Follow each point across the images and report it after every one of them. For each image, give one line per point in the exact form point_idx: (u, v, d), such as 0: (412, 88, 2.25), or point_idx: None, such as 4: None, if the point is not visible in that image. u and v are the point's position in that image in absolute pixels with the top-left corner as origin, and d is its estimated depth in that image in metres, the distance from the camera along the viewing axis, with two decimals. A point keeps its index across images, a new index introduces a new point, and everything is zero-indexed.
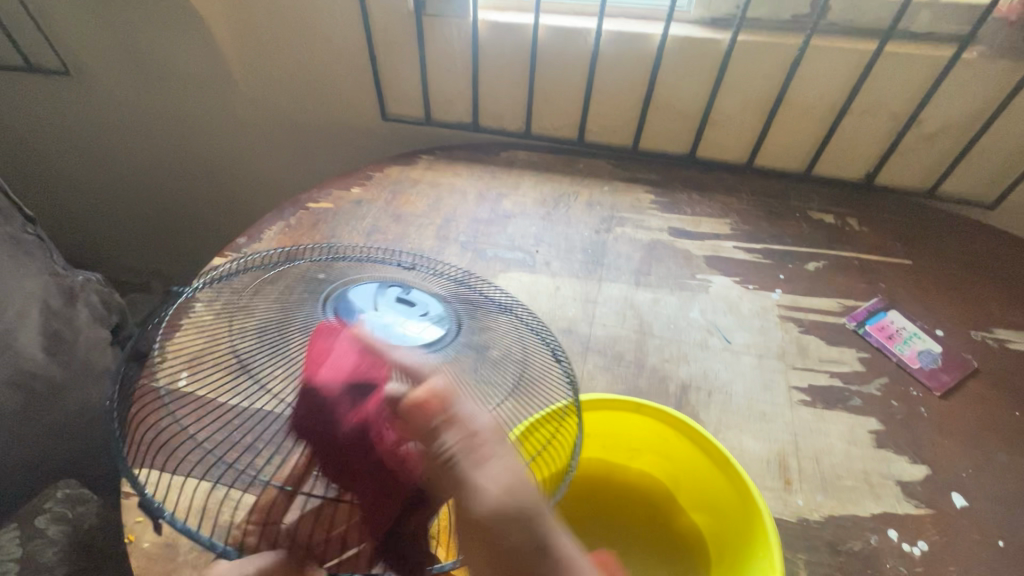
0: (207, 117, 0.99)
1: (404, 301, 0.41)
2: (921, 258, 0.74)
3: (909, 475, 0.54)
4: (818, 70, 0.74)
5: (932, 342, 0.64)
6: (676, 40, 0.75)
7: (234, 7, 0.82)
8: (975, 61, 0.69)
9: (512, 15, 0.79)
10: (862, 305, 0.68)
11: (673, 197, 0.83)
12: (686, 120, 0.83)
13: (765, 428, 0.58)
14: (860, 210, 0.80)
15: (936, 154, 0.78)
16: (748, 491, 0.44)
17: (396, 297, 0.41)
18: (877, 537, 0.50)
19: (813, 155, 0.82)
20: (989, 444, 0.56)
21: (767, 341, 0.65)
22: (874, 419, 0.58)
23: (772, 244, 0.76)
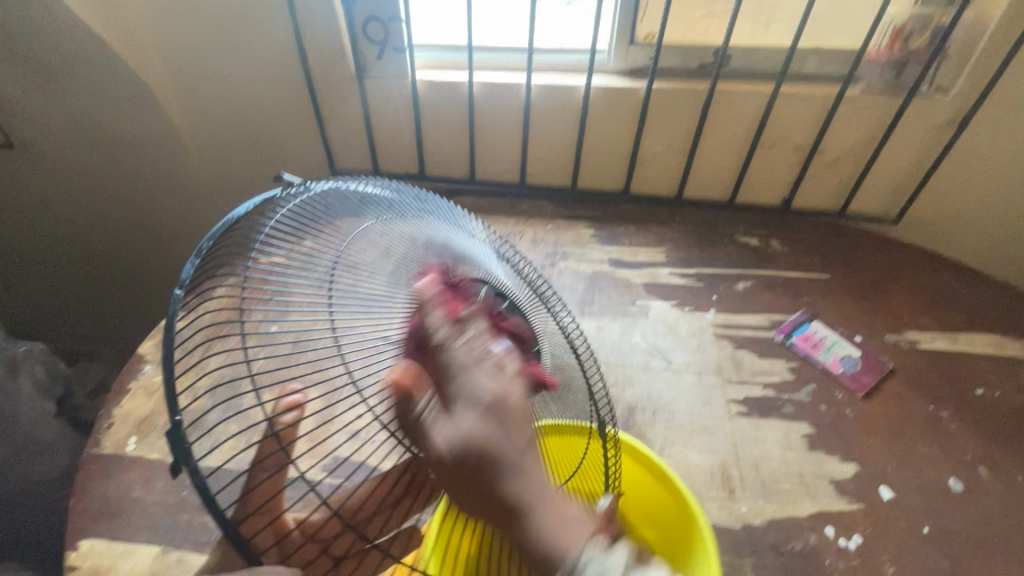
0: (156, 181, 1.00)
1: (504, 316, 0.46)
2: (837, 272, 0.81)
3: (841, 474, 0.58)
4: (728, 110, 0.82)
5: (852, 348, 0.70)
6: (599, 89, 0.83)
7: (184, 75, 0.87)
8: (857, 97, 0.78)
9: (448, 74, 0.85)
10: (788, 319, 0.74)
11: (612, 230, 0.88)
12: (618, 160, 0.90)
13: (707, 441, 0.61)
14: (781, 232, 0.87)
15: (840, 178, 0.86)
16: (686, 502, 0.48)
17: (496, 307, 0.45)
18: (815, 535, 0.53)
19: (734, 185, 0.90)
20: (908, 438, 0.61)
21: (704, 358, 0.69)
22: (805, 424, 0.62)
23: (704, 268, 0.81)
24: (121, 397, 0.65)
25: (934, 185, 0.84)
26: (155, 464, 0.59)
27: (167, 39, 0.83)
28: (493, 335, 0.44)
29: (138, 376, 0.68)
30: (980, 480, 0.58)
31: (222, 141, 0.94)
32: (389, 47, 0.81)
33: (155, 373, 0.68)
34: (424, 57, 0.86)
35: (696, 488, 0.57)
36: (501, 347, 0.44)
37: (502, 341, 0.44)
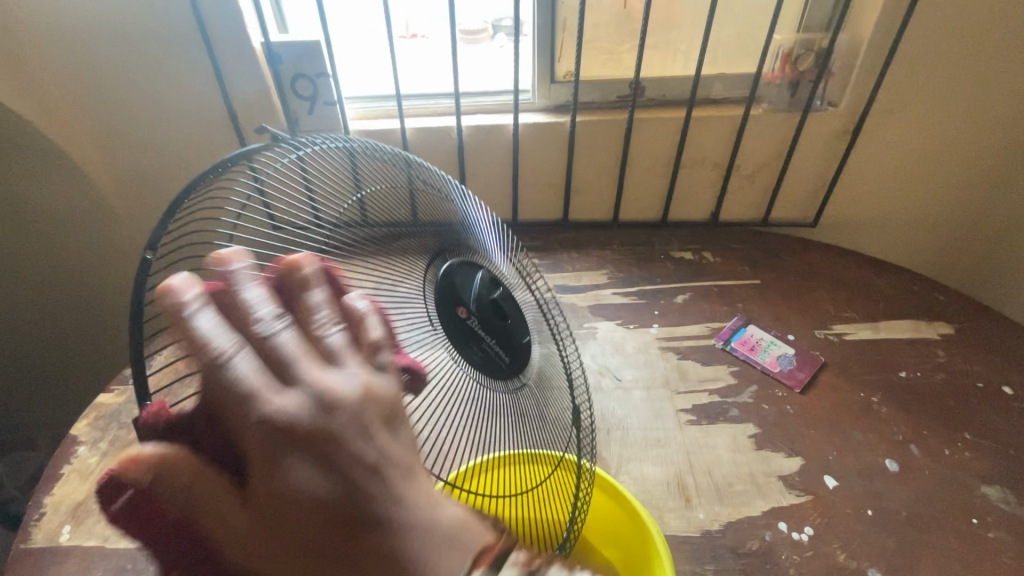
0: (87, 253, 0.97)
1: (500, 307, 0.48)
2: (767, 275, 0.86)
3: (788, 469, 0.60)
4: (648, 136, 0.87)
5: (786, 346, 0.74)
6: (527, 126, 0.87)
7: (109, 144, 0.86)
8: (761, 115, 0.85)
9: (381, 122, 0.87)
10: (725, 325, 0.78)
11: (554, 258, 0.91)
12: (553, 190, 0.94)
13: (661, 453, 0.62)
14: (713, 243, 0.92)
15: (759, 189, 0.93)
16: (636, 511, 0.50)
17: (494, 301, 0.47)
18: (770, 532, 0.55)
19: (664, 204, 0.95)
20: (845, 426, 0.65)
21: (651, 372, 0.72)
22: (751, 424, 0.65)
23: (644, 285, 0.85)
24: (53, 483, 0.61)
25: (841, 188, 0.91)
26: (93, 552, 0.56)
27: (92, 113, 0.83)
28: (485, 324, 0.47)
29: (71, 459, 0.64)
30: (913, 458, 0.61)
31: (155, 206, 0.93)
32: (319, 101, 0.83)
33: (90, 454, 0.64)
34: (355, 109, 0.88)
35: (654, 501, 0.58)
36: (493, 337, 0.47)
37: (495, 328, 0.47)
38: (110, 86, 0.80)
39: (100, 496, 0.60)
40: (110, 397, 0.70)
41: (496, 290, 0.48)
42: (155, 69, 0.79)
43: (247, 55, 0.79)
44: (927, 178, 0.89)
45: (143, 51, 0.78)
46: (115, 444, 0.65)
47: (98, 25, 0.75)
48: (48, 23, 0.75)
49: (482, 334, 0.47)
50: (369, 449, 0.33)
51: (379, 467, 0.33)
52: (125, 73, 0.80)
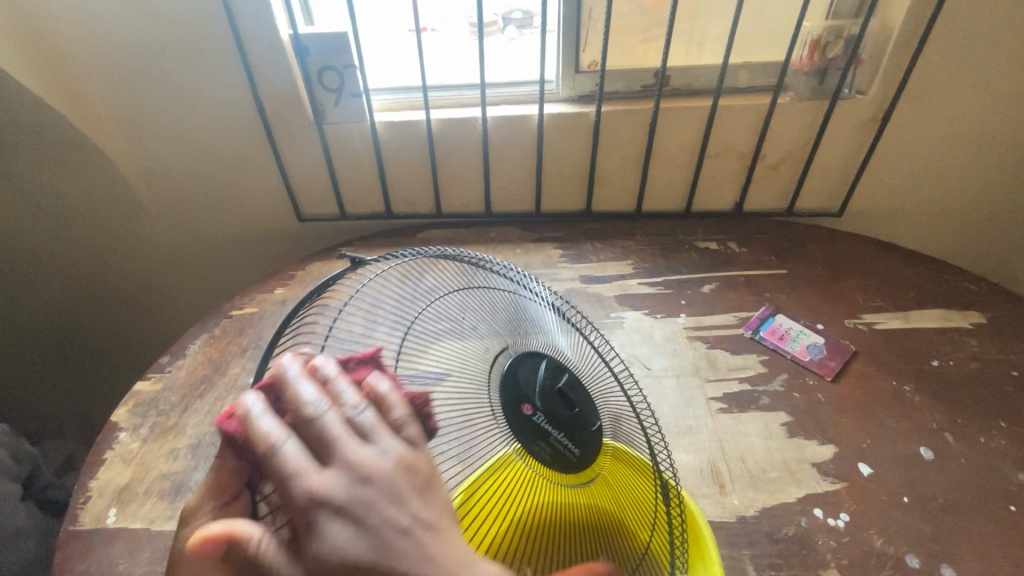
0: (119, 244, 0.99)
1: (568, 397, 0.48)
2: (794, 265, 0.85)
3: (821, 456, 0.61)
4: (674, 126, 0.87)
5: (816, 336, 0.74)
6: (551, 116, 0.87)
7: (140, 137, 0.87)
8: (789, 104, 0.84)
9: (406, 114, 0.88)
10: (754, 315, 0.77)
11: (579, 248, 0.91)
12: (577, 181, 0.94)
13: (694, 440, 0.63)
14: (738, 234, 0.92)
15: (784, 178, 0.92)
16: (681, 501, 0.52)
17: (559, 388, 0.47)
18: (806, 518, 0.55)
19: (688, 195, 0.95)
20: (878, 414, 0.65)
21: (681, 361, 0.72)
22: (783, 412, 0.65)
23: (671, 275, 0.85)
24: (97, 468, 0.63)
25: (868, 177, 0.91)
26: (140, 534, 0.57)
27: (123, 105, 0.84)
28: (551, 416, 0.46)
29: (113, 445, 0.65)
30: (948, 446, 0.61)
31: (183, 200, 0.94)
32: (345, 94, 0.83)
33: (131, 440, 0.66)
34: (381, 100, 0.89)
35: (688, 487, 0.58)
36: (560, 430, 0.46)
37: (563, 420, 0.46)
38: (140, 79, 0.82)
39: (144, 481, 0.61)
40: (148, 385, 0.72)
41: (562, 380, 0.48)
42: (187, 61, 0.80)
43: (276, 48, 0.79)
44: (956, 168, 0.89)
45: (175, 45, 0.79)
46: (156, 430, 0.67)
47: (131, 19, 0.76)
48: (82, 16, 0.76)
49: (550, 430, 0.45)
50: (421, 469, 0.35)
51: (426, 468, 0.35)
52: (156, 64, 0.80)
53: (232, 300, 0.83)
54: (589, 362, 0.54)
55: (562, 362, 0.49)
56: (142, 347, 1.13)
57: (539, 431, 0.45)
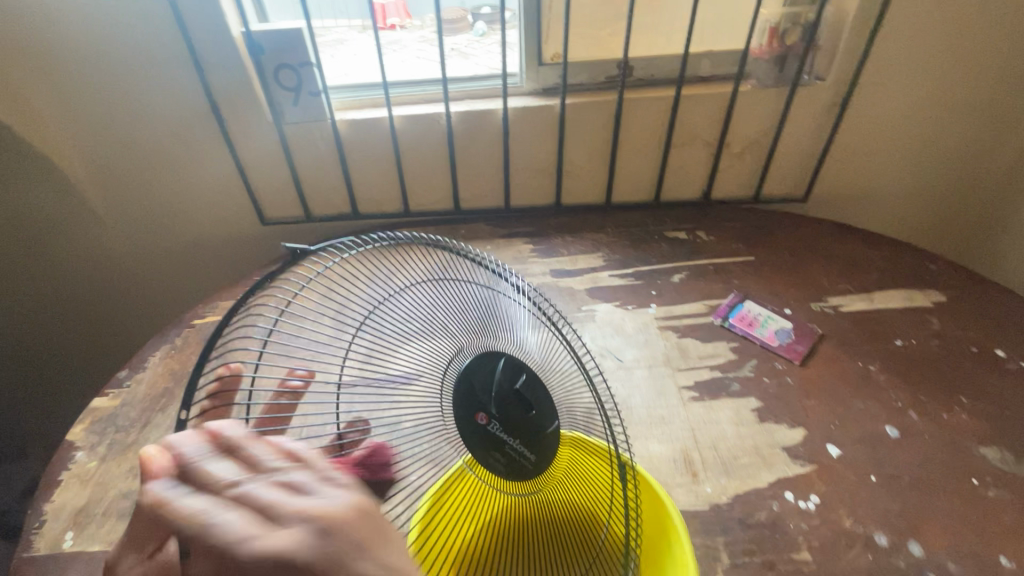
0: (73, 255, 0.95)
1: (524, 396, 0.46)
2: (761, 251, 0.86)
3: (791, 439, 0.61)
4: (639, 116, 0.87)
5: (784, 320, 0.74)
6: (516, 111, 0.86)
7: (88, 143, 0.83)
8: (751, 92, 0.85)
9: (368, 111, 0.86)
10: (723, 302, 0.78)
11: (549, 242, 0.90)
12: (545, 175, 0.93)
13: (666, 430, 0.63)
14: (707, 222, 0.92)
15: (749, 166, 0.93)
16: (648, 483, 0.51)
17: (517, 389, 0.46)
18: (777, 503, 0.56)
19: (656, 185, 0.95)
20: (845, 395, 0.65)
21: (652, 351, 0.72)
22: (753, 398, 0.66)
23: (641, 266, 0.85)
24: (52, 491, 0.60)
25: (831, 162, 0.92)
26: (98, 557, 0.55)
27: (66, 110, 0.80)
28: (507, 422, 0.46)
29: (69, 465, 0.63)
30: (912, 423, 0.62)
31: (139, 207, 0.91)
32: (303, 92, 0.81)
33: (88, 459, 0.63)
34: (340, 98, 0.86)
35: (662, 478, 0.58)
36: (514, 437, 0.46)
37: (517, 423, 0.46)
38: (86, 84, 0.78)
39: (104, 501, 0.59)
40: (105, 401, 0.69)
41: (519, 380, 0.46)
42: (136, 64, 0.77)
43: (227, 46, 0.76)
44: (914, 151, 0.91)
45: (117, 45, 0.75)
46: (114, 448, 0.64)
47: (72, 21, 0.73)
48: (15, 16, 0.72)
49: (505, 438, 0.45)
50: None
51: None
52: (103, 67, 0.77)
53: (193, 309, 0.80)
54: (555, 357, 0.52)
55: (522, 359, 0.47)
56: (105, 361, 1.09)
57: (493, 440, 0.45)
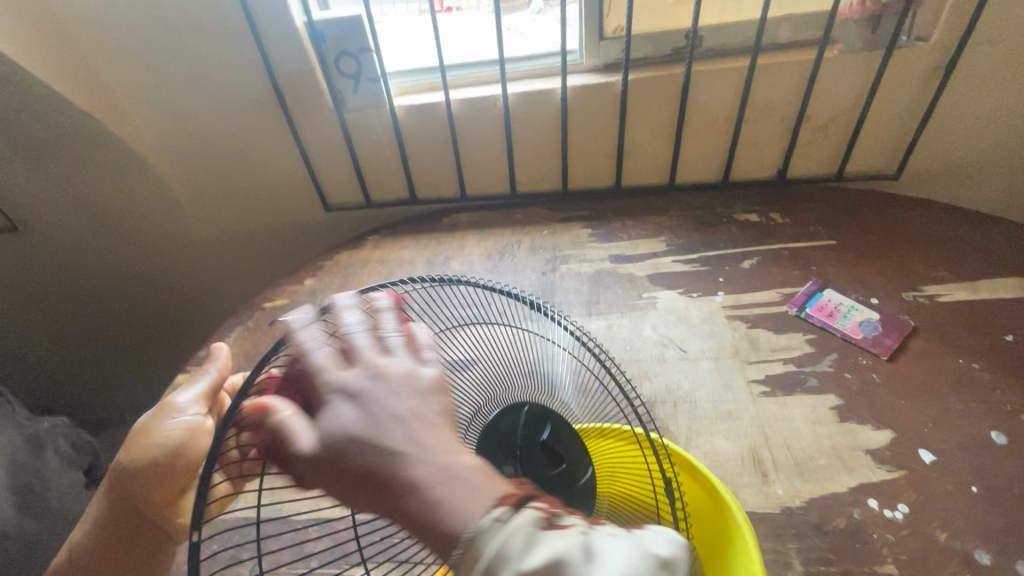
0: (162, 239, 1.03)
1: (553, 450, 0.47)
2: (844, 235, 0.78)
3: (876, 442, 0.56)
4: (708, 90, 0.81)
5: (870, 311, 0.68)
6: (575, 89, 0.82)
7: (169, 134, 0.88)
8: (837, 58, 0.77)
9: (426, 96, 0.85)
10: (799, 290, 0.72)
11: (608, 226, 0.87)
12: (605, 156, 0.89)
13: (733, 426, 0.59)
14: (781, 204, 0.85)
15: (832, 141, 0.85)
16: (703, 473, 0.49)
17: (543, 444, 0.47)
18: (859, 509, 0.51)
19: (725, 165, 0.89)
20: (942, 396, 0.59)
21: (719, 342, 0.68)
22: (833, 395, 0.61)
23: (707, 251, 0.80)
24: None
25: (929, 134, 0.82)
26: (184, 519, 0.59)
27: (148, 103, 0.85)
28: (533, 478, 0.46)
29: None
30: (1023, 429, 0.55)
31: (217, 195, 0.96)
32: (362, 78, 0.81)
33: None
34: (399, 84, 0.87)
35: (728, 476, 0.55)
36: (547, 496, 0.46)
37: (548, 478, 0.46)
38: (165, 78, 0.82)
39: None
40: (187, 378, 0.73)
41: (546, 432, 0.47)
42: (208, 57, 0.80)
43: (291, 35, 0.78)
44: None
45: (193, 42, 0.78)
46: None
47: (152, 21, 0.77)
48: (102, 17, 0.76)
49: None
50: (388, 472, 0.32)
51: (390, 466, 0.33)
52: (179, 61, 0.80)
53: (264, 292, 0.84)
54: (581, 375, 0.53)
55: (548, 409, 0.48)
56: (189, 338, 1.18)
57: None
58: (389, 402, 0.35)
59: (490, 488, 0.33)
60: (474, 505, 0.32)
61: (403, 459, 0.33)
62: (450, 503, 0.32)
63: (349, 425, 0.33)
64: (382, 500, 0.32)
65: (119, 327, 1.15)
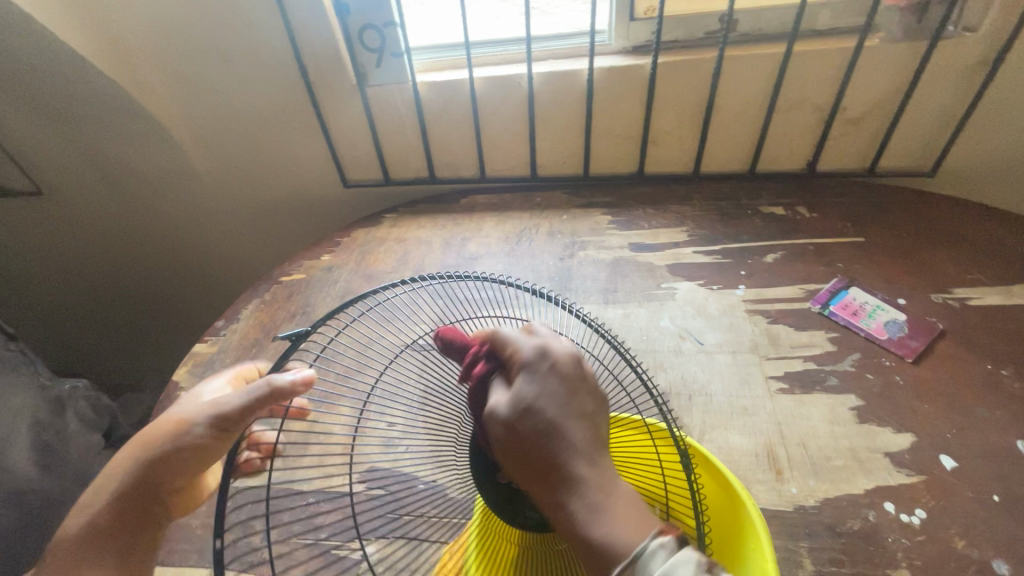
0: (182, 208, 1.03)
1: None
2: (873, 233, 0.76)
3: (896, 445, 0.55)
4: (740, 76, 0.78)
5: (896, 312, 0.66)
6: (602, 71, 0.80)
7: (190, 102, 0.88)
8: (877, 47, 0.74)
9: (449, 73, 0.84)
10: (824, 287, 0.70)
11: (629, 214, 0.85)
12: (629, 141, 0.87)
13: (748, 422, 0.58)
14: (809, 198, 0.83)
15: (866, 134, 0.82)
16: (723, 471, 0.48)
17: None
18: (874, 512, 0.50)
19: (753, 155, 0.86)
20: (967, 402, 0.57)
21: (738, 337, 0.67)
22: (853, 396, 0.59)
23: (729, 243, 0.78)
24: None
25: (970, 131, 0.79)
26: None
27: (171, 70, 0.84)
28: None
29: (174, 403, 0.68)
30: None
31: (237, 166, 0.96)
32: (386, 53, 0.80)
33: None
34: (422, 60, 0.85)
35: (741, 472, 0.54)
36: None
37: None
38: (187, 46, 0.81)
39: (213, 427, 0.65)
40: (204, 347, 0.74)
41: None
42: (232, 27, 0.79)
43: (315, 5, 0.76)
44: None
45: (216, 9, 0.77)
46: None
47: None
48: None
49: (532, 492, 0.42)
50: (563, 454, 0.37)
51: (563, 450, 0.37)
52: (202, 29, 0.79)
53: (282, 265, 0.85)
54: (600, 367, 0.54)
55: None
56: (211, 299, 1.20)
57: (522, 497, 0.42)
58: (557, 378, 0.38)
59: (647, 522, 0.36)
60: (625, 513, 0.36)
61: (569, 462, 0.36)
62: (608, 513, 0.36)
63: (543, 371, 0.38)
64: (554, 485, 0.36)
65: (140, 293, 1.18)
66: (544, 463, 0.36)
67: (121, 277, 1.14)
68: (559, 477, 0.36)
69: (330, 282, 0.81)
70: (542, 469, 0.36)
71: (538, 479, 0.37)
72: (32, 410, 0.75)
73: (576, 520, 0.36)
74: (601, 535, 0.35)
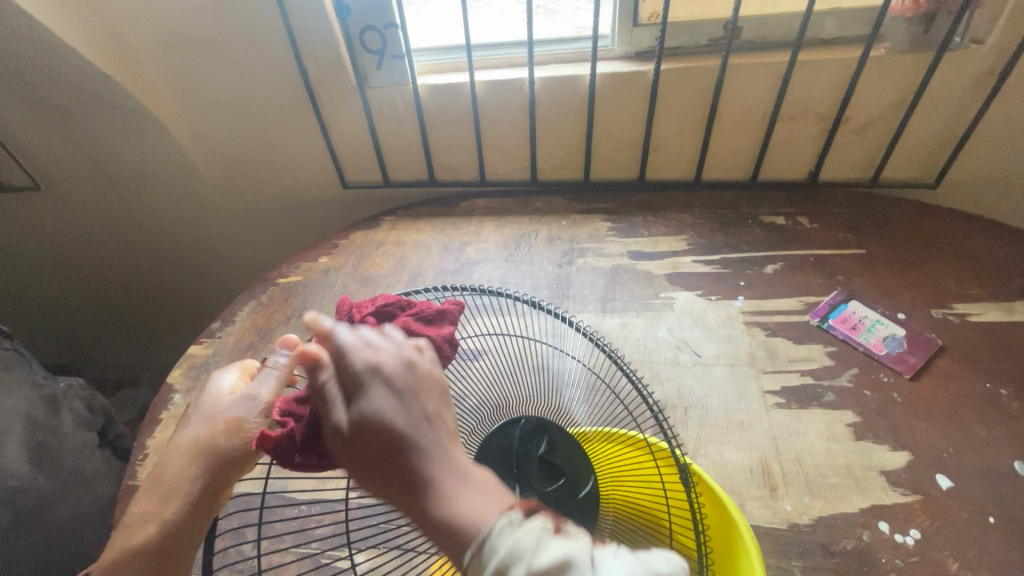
0: (180, 205, 1.03)
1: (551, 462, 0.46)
2: (874, 245, 0.76)
3: (892, 464, 0.54)
4: (744, 84, 0.78)
5: (896, 327, 0.66)
6: (605, 76, 0.79)
7: (189, 100, 0.87)
8: (883, 57, 0.73)
9: (450, 76, 0.83)
10: (823, 300, 0.70)
11: (629, 221, 0.85)
12: (631, 147, 0.87)
13: (744, 436, 0.58)
14: (810, 208, 0.82)
15: (869, 145, 0.81)
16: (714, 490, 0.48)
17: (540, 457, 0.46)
18: (868, 532, 0.50)
19: (755, 164, 0.85)
20: (965, 420, 0.57)
21: (735, 349, 0.66)
22: (849, 412, 0.59)
23: (729, 253, 0.78)
24: (154, 427, 0.66)
25: (974, 144, 0.78)
26: None
27: (170, 68, 0.83)
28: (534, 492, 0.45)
29: (168, 406, 0.68)
30: None
31: (236, 165, 0.96)
32: (386, 55, 0.79)
33: (184, 402, 0.68)
34: (424, 62, 0.85)
35: (735, 487, 0.54)
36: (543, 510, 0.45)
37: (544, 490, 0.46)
38: (186, 43, 0.80)
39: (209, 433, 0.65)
40: (199, 349, 0.74)
41: (542, 444, 0.47)
42: (230, 25, 0.78)
43: (315, 6, 0.76)
44: None
45: (216, 7, 0.77)
46: None
47: None
48: None
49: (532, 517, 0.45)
50: (383, 451, 0.35)
51: (397, 440, 0.35)
52: (202, 27, 0.79)
53: (279, 267, 0.84)
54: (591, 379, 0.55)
55: (545, 421, 0.47)
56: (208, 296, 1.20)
57: None
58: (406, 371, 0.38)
59: (496, 500, 0.34)
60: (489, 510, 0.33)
61: (419, 455, 0.35)
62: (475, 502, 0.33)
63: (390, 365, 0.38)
64: (405, 477, 0.34)
65: (138, 290, 1.17)
66: (381, 455, 0.35)
67: (119, 273, 1.13)
68: (382, 469, 0.34)
69: (327, 285, 0.80)
70: (371, 456, 0.35)
71: (364, 465, 0.35)
72: (26, 409, 0.74)
73: (426, 499, 0.33)
74: (463, 508, 0.33)
